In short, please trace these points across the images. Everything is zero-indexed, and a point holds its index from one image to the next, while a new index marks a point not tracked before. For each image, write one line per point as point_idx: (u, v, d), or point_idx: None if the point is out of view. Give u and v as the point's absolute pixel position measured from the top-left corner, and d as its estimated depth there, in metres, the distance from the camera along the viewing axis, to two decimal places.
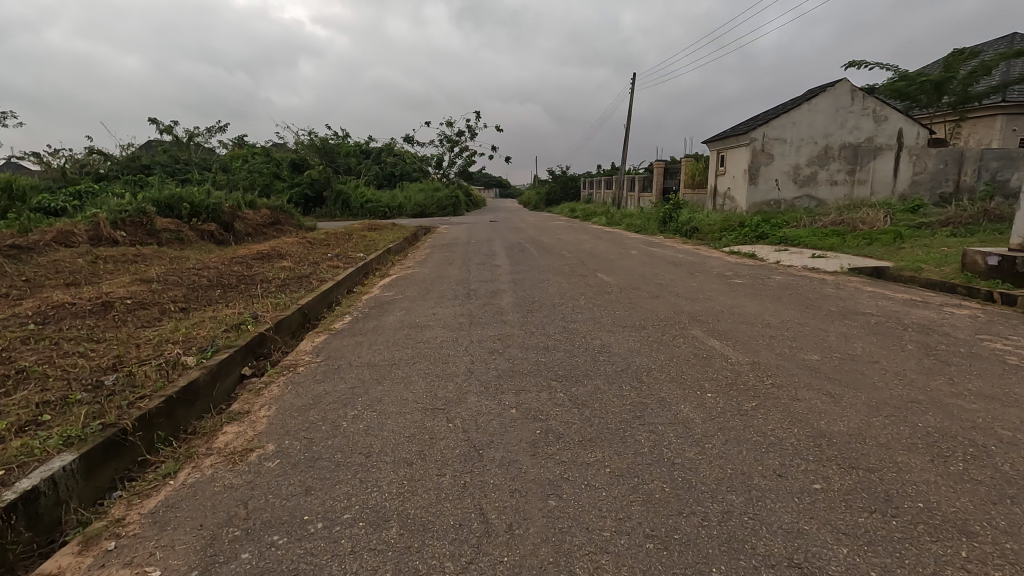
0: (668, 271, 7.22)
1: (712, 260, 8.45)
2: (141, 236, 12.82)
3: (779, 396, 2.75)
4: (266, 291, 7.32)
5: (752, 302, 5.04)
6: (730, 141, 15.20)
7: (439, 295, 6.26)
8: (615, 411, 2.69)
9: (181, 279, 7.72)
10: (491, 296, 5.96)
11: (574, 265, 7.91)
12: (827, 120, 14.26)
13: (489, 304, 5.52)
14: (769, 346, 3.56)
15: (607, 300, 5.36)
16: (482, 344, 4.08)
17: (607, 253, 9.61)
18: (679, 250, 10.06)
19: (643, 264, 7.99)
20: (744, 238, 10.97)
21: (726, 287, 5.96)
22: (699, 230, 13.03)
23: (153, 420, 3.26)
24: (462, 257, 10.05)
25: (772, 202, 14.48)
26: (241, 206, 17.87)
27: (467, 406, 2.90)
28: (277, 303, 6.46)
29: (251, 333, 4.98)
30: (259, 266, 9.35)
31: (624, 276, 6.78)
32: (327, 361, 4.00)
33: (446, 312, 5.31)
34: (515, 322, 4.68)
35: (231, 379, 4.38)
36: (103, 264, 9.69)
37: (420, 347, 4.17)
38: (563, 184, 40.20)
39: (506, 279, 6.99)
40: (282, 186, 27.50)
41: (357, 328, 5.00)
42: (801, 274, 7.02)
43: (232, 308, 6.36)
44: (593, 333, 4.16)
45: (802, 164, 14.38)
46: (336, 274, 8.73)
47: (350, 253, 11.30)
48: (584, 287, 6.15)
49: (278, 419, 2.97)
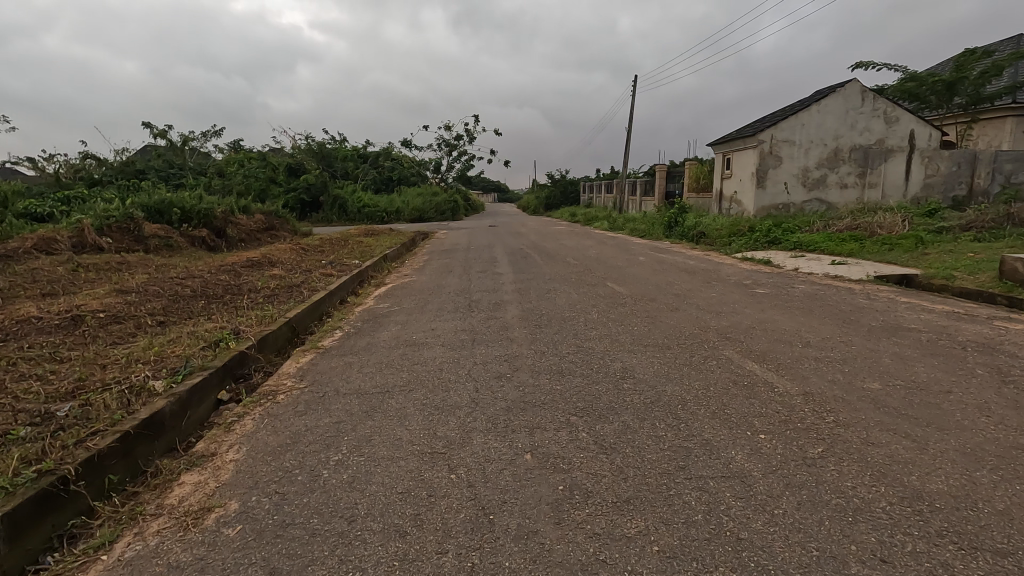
0: (683, 279, 6.77)
1: (726, 267, 8.00)
2: (128, 242, 12.36)
3: (849, 439, 2.28)
4: (252, 302, 6.86)
5: (782, 315, 4.59)
6: (737, 143, 14.79)
7: (438, 306, 5.79)
8: (653, 460, 2.22)
9: (162, 289, 7.24)
10: (494, 309, 5.50)
11: (581, 273, 7.46)
12: (837, 121, 13.85)
13: (492, 318, 5.06)
14: (816, 371, 3.11)
15: (622, 313, 4.91)
16: (487, 367, 3.62)
17: (613, 259, 9.16)
18: (689, 256, 9.61)
19: (655, 271, 7.53)
20: (755, 243, 10.53)
21: (749, 298, 5.52)
22: (707, 235, 12.59)
23: (104, 463, 2.78)
24: (462, 264, 9.58)
25: (781, 206, 14.05)
26: (235, 211, 17.42)
27: (473, 450, 2.44)
28: (262, 316, 5.99)
29: (230, 352, 4.49)
30: (248, 274, 8.88)
31: (636, 285, 6.34)
32: (311, 387, 3.54)
33: (445, 327, 4.84)
34: (522, 339, 4.22)
35: (204, 407, 3.89)
36: (83, 273, 9.21)
37: (417, 370, 3.70)
38: (563, 188, 39.83)
39: (510, 289, 6.53)
40: (278, 191, 27.12)
41: (348, 345, 4.53)
42: (825, 283, 6.56)
43: (214, 322, 5.89)
44: (612, 353, 3.70)
45: (811, 167, 13.97)
46: (329, 283, 8.27)
47: (345, 261, 10.85)
48: (595, 297, 5.69)
49: (246, 466, 2.50)
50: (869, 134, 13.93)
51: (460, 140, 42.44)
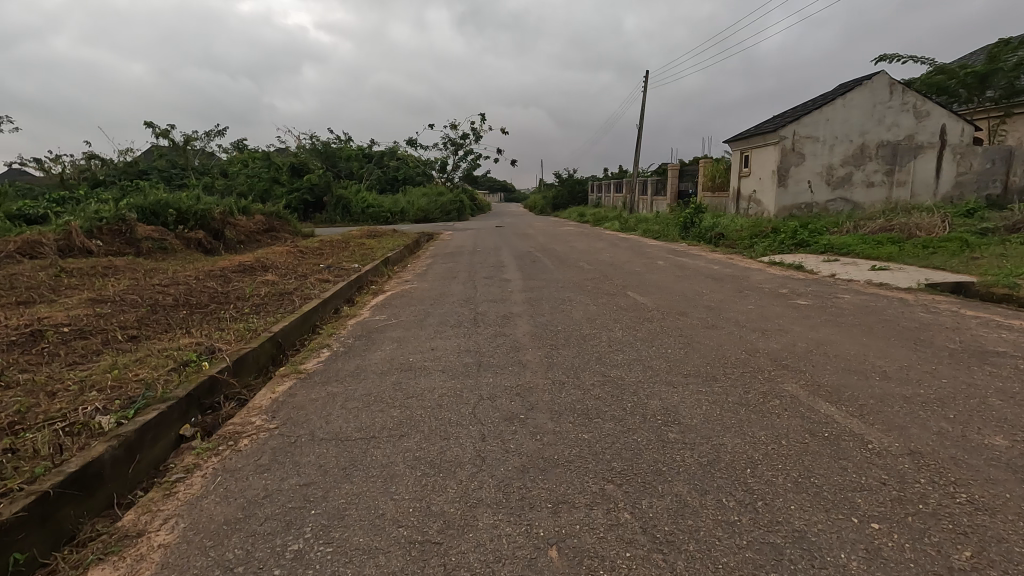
0: (712, 288, 6.10)
1: (755, 273, 7.32)
2: (119, 245, 11.81)
3: (1008, 537, 1.63)
4: (237, 314, 6.27)
5: (839, 335, 3.92)
6: (756, 139, 14.07)
7: (439, 320, 5.16)
8: (731, 569, 1.58)
9: (141, 298, 6.67)
10: (503, 323, 4.85)
11: (597, 280, 6.82)
12: (863, 116, 13.11)
13: (499, 336, 4.42)
14: (913, 418, 2.45)
15: (651, 331, 4.25)
16: (495, 404, 2.98)
17: (629, 264, 8.48)
18: (711, 260, 8.94)
19: (678, 279, 6.89)
20: (781, 245, 9.84)
21: (792, 311, 4.85)
22: (726, 237, 11.91)
23: (6, 540, 2.18)
24: (466, 269, 8.92)
25: (803, 206, 13.34)
26: (234, 212, 16.89)
27: (480, 540, 1.81)
28: (244, 331, 5.37)
29: (197, 379, 3.85)
30: (238, 279, 8.31)
31: (660, 295, 5.70)
32: (282, 429, 2.92)
33: (446, 348, 4.20)
34: (535, 366, 3.58)
35: (161, 448, 3.27)
36: (65, 278, 8.68)
37: (411, 406, 3.07)
38: (570, 188, 39.21)
39: (519, 299, 5.90)
40: (280, 191, 26.64)
41: (334, 370, 3.91)
42: (872, 292, 5.88)
43: (190, 337, 5.28)
44: (646, 387, 3.05)
45: (836, 164, 13.25)
46: (322, 290, 7.68)
47: (343, 265, 10.25)
48: (615, 310, 5.06)
49: (174, 558, 1.88)
50: (897, 130, 13.18)
51: (466, 138, 41.75)
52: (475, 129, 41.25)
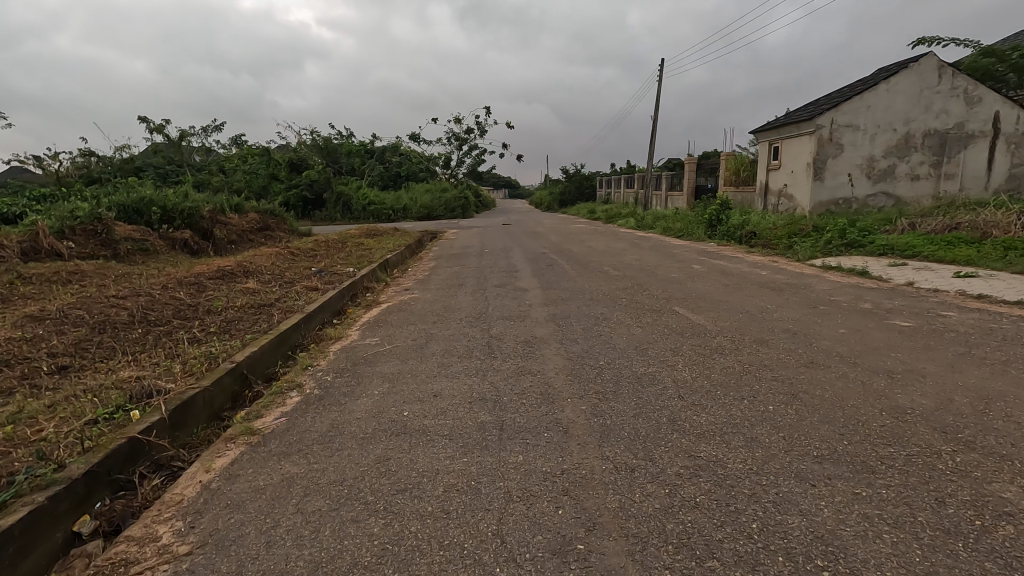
0: (777, 302, 5.00)
1: (815, 282, 6.20)
2: (94, 247, 10.71)
3: None
4: (200, 335, 5.20)
5: (1005, 382, 2.81)
6: (788, 129, 12.91)
7: (444, 348, 4.08)
8: None
9: (88, 313, 5.61)
10: (526, 355, 3.77)
11: (631, 291, 5.74)
12: (909, 101, 11.92)
13: (523, 377, 3.33)
14: None
15: (729, 371, 3.15)
16: (531, 516, 1.90)
17: (662, 269, 7.37)
18: (753, 265, 7.81)
19: (727, 289, 5.79)
20: (828, 247, 8.72)
21: (902, 337, 3.74)
22: (760, 236, 10.80)
23: None
24: (475, 275, 7.84)
25: (841, 202, 12.21)
26: (225, 210, 15.91)
27: None
28: (200, 362, 4.28)
29: (110, 445, 2.77)
30: (214, 288, 7.26)
31: (718, 312, 4.61)
32: (200, 559, 1.84)
33: (455, 396, 3.12)
34: (585, 435, 2.49)
35: (32, 565, 2.18)
36: (18, 286, 7.62)
37: (404, 514, 1.98)
38: (578, 183, 38.04)
39: (542, 316, 4.83)
40: (279, 188, 25.65)
41: (301, 430, 2.83)
42: (978, 307, 4.77)
43: (131, 370, 4.20)
44: (770, 486, 1.96)
45: (878, 155, 12.08)
46: (308, 300, 6.62)
47: (337, 268, 9.19)
48: (669, 335, 3.97)
49: None
50: (945, 118, 12.00)
51: (470, 133, 40.59)
52: (479, 123, 40.02)
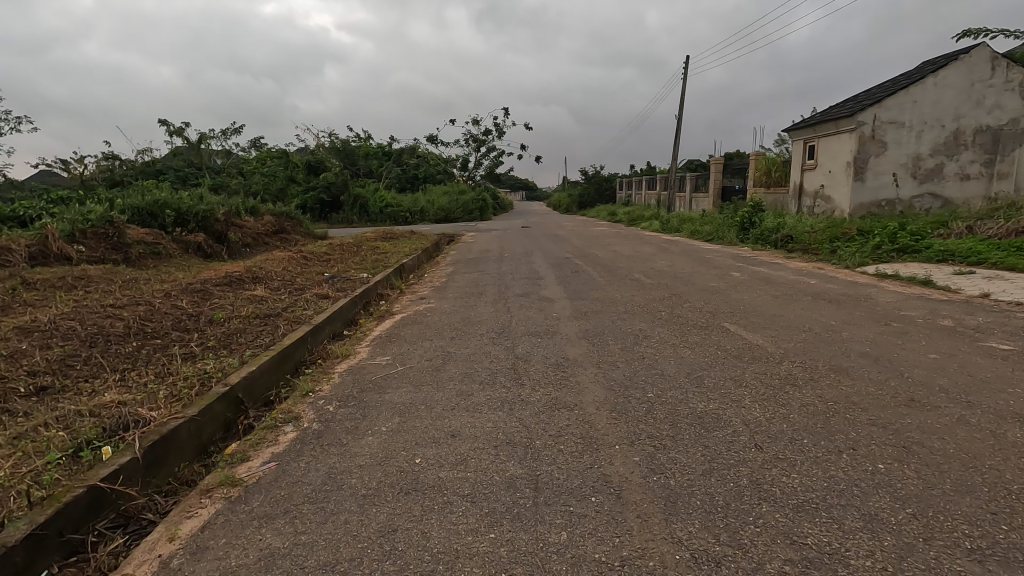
0: (840, 318, 4.39)
1: (875, 293, 5.57)
2: (105, 250, 10.42)
3: None
4: (197, 350, 4.75)
5: None
6: (825, 126, 12.20)
7: (463, 372, 3.57)
8: None
9: (81, 324, 5.20)
10: (559, 383, 3.24)
11: (669, 303, 5.18)
12: (959, 95, 11.12)
13: (558, 413, 2.79)
14: None
15: (811, 412, 2.57)
16: None
17: (698, 277, 6.78)
18: (797, 272, 7.18)
19: (777, 301, 5.20)
20: (877, 252, 8.04)
21: (1009, 365, 3.13)
22: (798, 240, 10.14)
23: None
24: (495, 283, 7.34)
25: (884, 203, 11.46)
26: (240, 212, 15.67)
27: None
28: (190, 384, 3.81)
29: (64, 498, 2.30)
30: (220, 295, 6.87)
31: (775, 331, 4.03)
32: None
33: (477, 437, 2.60)
34: (645, 504, 1.94)
35: None
36: (20, 292, 7.31)
37: None
38: (597, 185, 37.37)
39: (572, 333, 4.30)
40: (297, 190, 25.48)
41: (290, 483, 2.32)
42: None
43: (114, 393, 3.75)
44: None
45: (924, 153, 11.31)
46: (318, 309, 6.20)
47: (350, 274, 8.77)
48: (723, 360, 3.41)
49: None
50: (998, 114, 11.19)
51: (488, 134, 40.17)
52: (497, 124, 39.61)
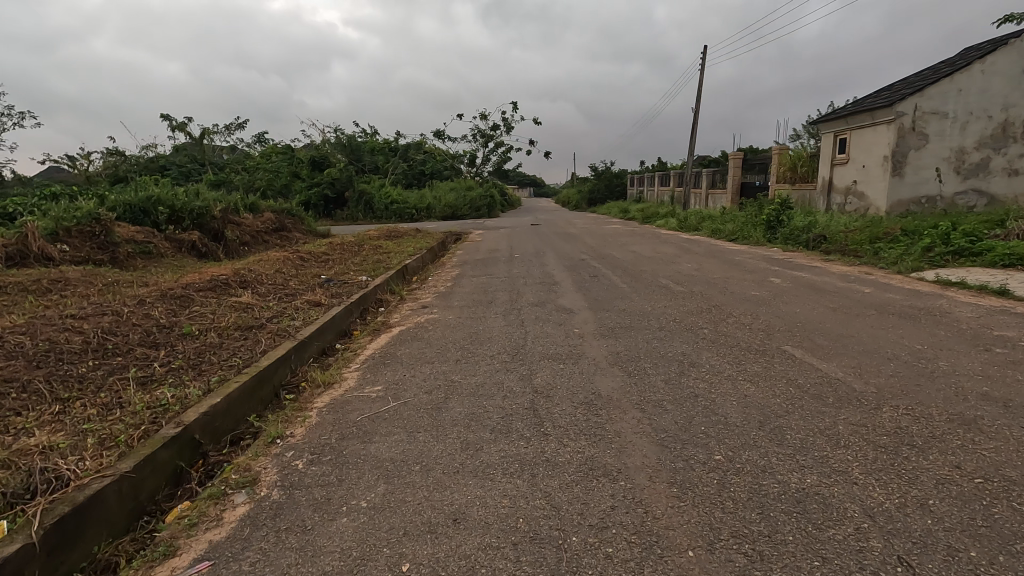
0: (926, 342, 3.63)
1: (948, 305, 4.80)
2: (91, 250, 9.73)
3: None
4: (160, 372, 4.06)
5: None
6: (859, 117, 11.36)
7: (469, 413, 2.85)
8: None
9: (31, 339, 4.51)
10: (593, 433, 2.52)
11: (709, 318, 4.43)
12: (1008, 84, 10.26)
13: (598, 486, 2.07)
14: None
15: (959, 497, 1.82)
16: None
17: (735, 284, 6.03)
18: (845, 278, 6.40)
19: (837, 315, 4.44)
20: (931, 255, 7.24)
21: None
22: (833, 241, 9.35)
23: None
24: (506, 288, 6.63)
25: (924, 200, 10.63)
26: (240, 210, 15.04)
27: None
28: (135, 422, 3.10)
29: None
30: (202, 302, 6.21)
31: (852, 358, 3.28)
32: None
33: (489, 526, 1.88)
34: None
35: None
36: None
37: None
38: (608, 182, 36.47)
39: (600, 357, 3.58)
40: (300, 186, 24.80)
41: None
42: None
43: (42, 433, 3.04)
44: None
45: (969, 147, 10.45)
46: (308, 319, 5.52)
47: (348, 276, 8.08)
48: (802, 403, 2.67)
49: None
50: None
51: (496, 130, 39.30)
52: (506, 120, 38.80)
